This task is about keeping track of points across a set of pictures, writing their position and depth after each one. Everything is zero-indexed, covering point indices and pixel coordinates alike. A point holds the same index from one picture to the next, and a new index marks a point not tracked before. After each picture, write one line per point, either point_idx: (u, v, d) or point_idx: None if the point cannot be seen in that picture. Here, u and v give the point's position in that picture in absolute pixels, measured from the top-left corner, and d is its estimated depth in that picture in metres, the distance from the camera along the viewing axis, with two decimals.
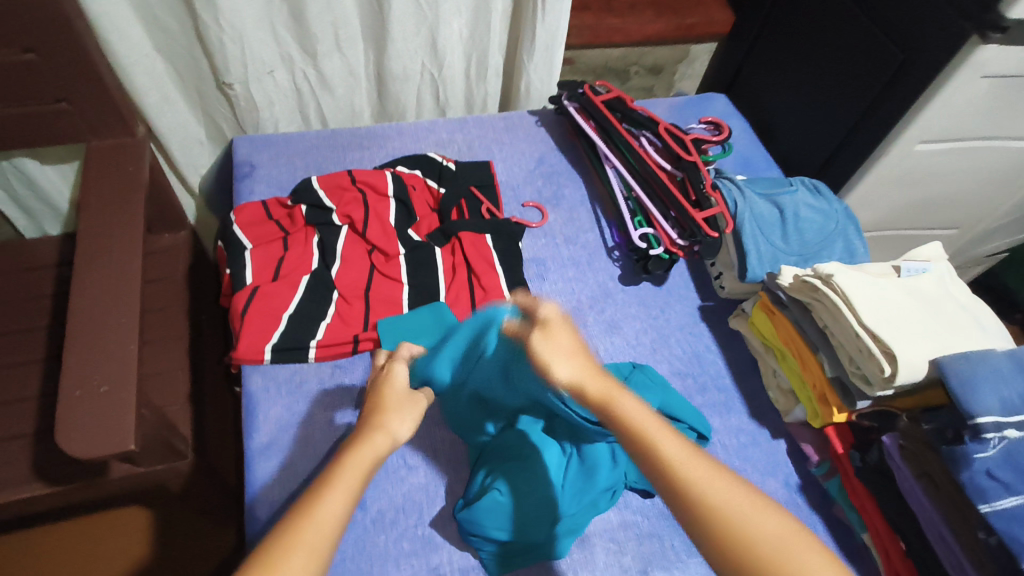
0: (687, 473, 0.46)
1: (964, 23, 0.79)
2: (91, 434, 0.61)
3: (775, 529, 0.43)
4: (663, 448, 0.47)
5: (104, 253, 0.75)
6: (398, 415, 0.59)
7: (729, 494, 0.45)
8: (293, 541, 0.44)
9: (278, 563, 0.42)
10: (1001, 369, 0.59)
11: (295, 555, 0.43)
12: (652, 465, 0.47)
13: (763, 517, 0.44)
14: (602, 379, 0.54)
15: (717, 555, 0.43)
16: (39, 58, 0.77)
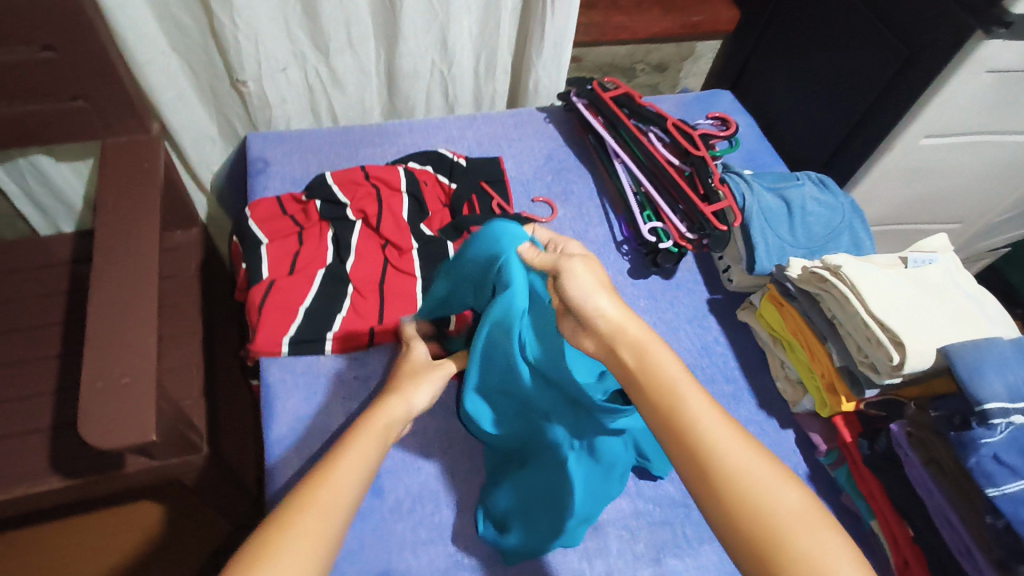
0: (713, 443, 0.47)
1: (968, 19, 0.81)
2: (112, 424, 0.62)
3: (792, 502, 0.45)
4: (696, 415, 0.48)
5: (122, 247, 0.76)
6: (416, 382, 0.66)
7: (751, 464, 0.46)
8: (309, 500, 0.47)
9: (294, 520, 0.46)
10: (1006, 356, 0.60)
11: (307, 518, 0.46)
12: (679, 426, 0.48)
13: (782, 490, 0.45)
14: (639, 340, 0.53)
15: (724, 521, 0.45)
16: (58, 56, 0.78)
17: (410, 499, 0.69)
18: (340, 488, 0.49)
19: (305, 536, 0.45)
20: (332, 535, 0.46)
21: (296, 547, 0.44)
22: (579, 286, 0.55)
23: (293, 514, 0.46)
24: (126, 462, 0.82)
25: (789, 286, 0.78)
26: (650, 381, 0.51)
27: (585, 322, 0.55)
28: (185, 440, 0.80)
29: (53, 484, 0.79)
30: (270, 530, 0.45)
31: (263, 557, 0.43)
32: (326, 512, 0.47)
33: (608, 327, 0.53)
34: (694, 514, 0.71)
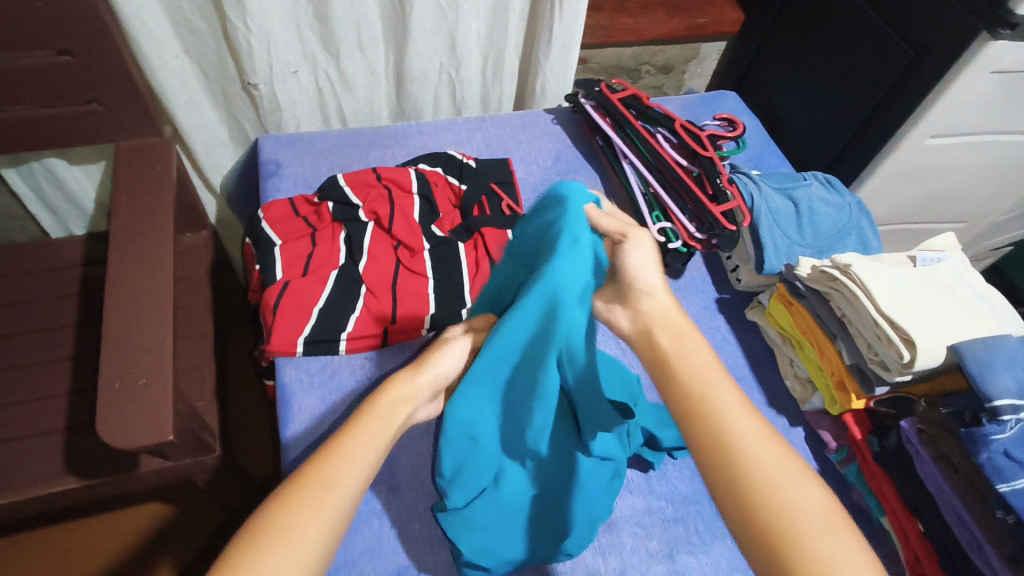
0: (736, 427, 0.46)
1: (974, 20, 0.81)
2: (131, 424, 0.63)
3: (814, 502, 0.42)
4: (720, 397, 0.48)
5: (137, 250, 0.77)
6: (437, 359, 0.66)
7: (774, 459, 0.44)
8: (312, 477, 0.46)
9: (297, 495, 0.45)
10: (1017, 354, 0.61)
11: (312, 490, 0.45)
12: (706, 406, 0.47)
13: (804, 488, 0.43)
14: (669, 324, 0.55)
15: (737, 503, 0.43)
16: (74, 60, 0.79)
17: (426, 497, 0.70)
18: (349, 465, 0.48)
19: (307, 509, 0.44)
20: (338, 510, 0.45)
21: (306, 520, 0.43)
22: (636, 257, 0.60)
23: (298, 487, 0.45)
24: (141, 462, 0.83)
25: (799, 284, 0.79)
26: (678, 366, 0.51)
27: (630, 294, 0.59)
28: (200, 440, 0.81)
29: (69, 484, 0.79)
30: (274, 503, 0.44)
31: (268, 527, 0.42)
32: (331, 486, 0.46)
33: (654, 308, 0.56)
34: (706, 510, 0.72)
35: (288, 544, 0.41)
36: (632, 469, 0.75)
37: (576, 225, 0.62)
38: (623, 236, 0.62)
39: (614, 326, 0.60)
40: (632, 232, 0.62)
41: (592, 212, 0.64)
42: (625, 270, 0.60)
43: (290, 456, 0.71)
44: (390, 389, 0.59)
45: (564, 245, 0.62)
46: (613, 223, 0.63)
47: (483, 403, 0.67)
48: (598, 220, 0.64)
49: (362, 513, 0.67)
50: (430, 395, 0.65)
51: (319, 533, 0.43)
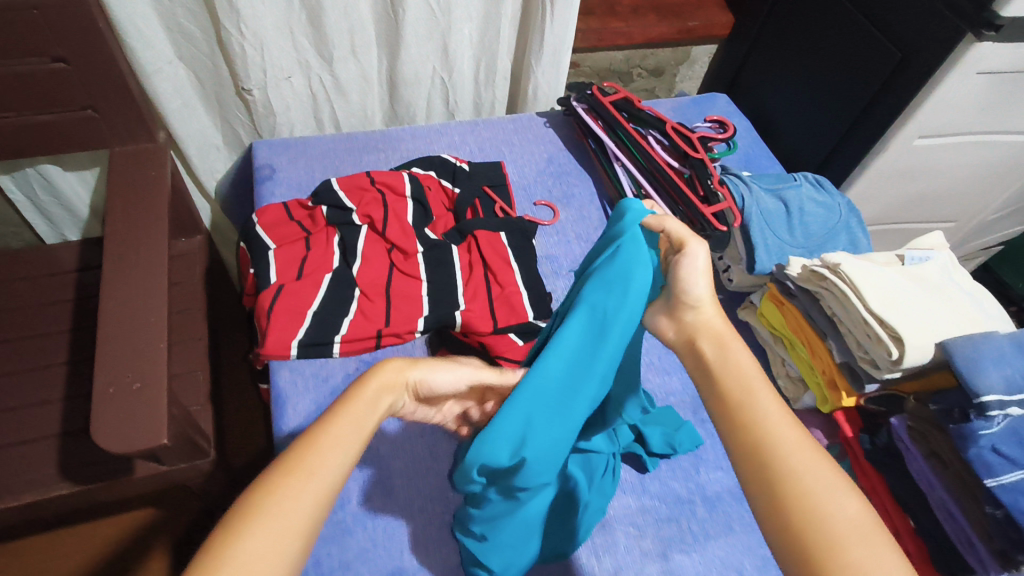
0: (775, 434, 0.46)
1: (959, 22, 0.82)
2: (125, 429, 0.63)
3: (854, 518, 0.42)
4: (760, 403, 0.48)
5: (132, 255, 0.77)
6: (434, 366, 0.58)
7: (814, 473, 0.44)
8: (294, 465, 0.45)
9: (277, 485, 0.44)
10: (1004, 351, 0.62)
11: (292, 480, 0.44)
12: (744, 415, 0.48)
13: (842, 502, 0.42)
14: (712, 330, 0.55)
15: (772, 511, 0.43)
16: (69, 67, 0.80)
17: (423, 499, 0.70)
18: (333, 451, 0.47)
19: (287, 501, 0.43)
20: (317, 499, 0.44)
21: (285, 509, 0.43)
22: (689, 270, 0.57)
23: (280, 475, 0.44)
24: (135, 467, 0.83)
25: (790, 284, 0.79)
26: (721, 376, 0.51)
27: (677, 304, 0.57)
28: (194, 445, 0.81)
29: (65, 490, 0.79)
30: (255, 491, 0.44)
31: (248, 516, 0.42)
32: (311, 473, 0.45)
33: (699, 322, 0.56)
34: (699, 511, 0.73)
35: (267, 533, 0.41)
36: (626, 469, 0.75)
37: (636, 241, 0.59)
38: (682, 244, 0.58)
39: (658, 335, 0.59)
40: (692, 239, 0.58)
41: (649, 223, 0.60)
42: (676, 278, 0.57)
43: None
44: (378, 372, 0.54)
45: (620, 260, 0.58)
46: (675, 227, 0.59)
47: (554, 445, 0.58)
48: (658, 228, 0.60)
49: (358, 515, 0.67)
50: (414, 394, 0.58)
51: (297, 526, 0.42)
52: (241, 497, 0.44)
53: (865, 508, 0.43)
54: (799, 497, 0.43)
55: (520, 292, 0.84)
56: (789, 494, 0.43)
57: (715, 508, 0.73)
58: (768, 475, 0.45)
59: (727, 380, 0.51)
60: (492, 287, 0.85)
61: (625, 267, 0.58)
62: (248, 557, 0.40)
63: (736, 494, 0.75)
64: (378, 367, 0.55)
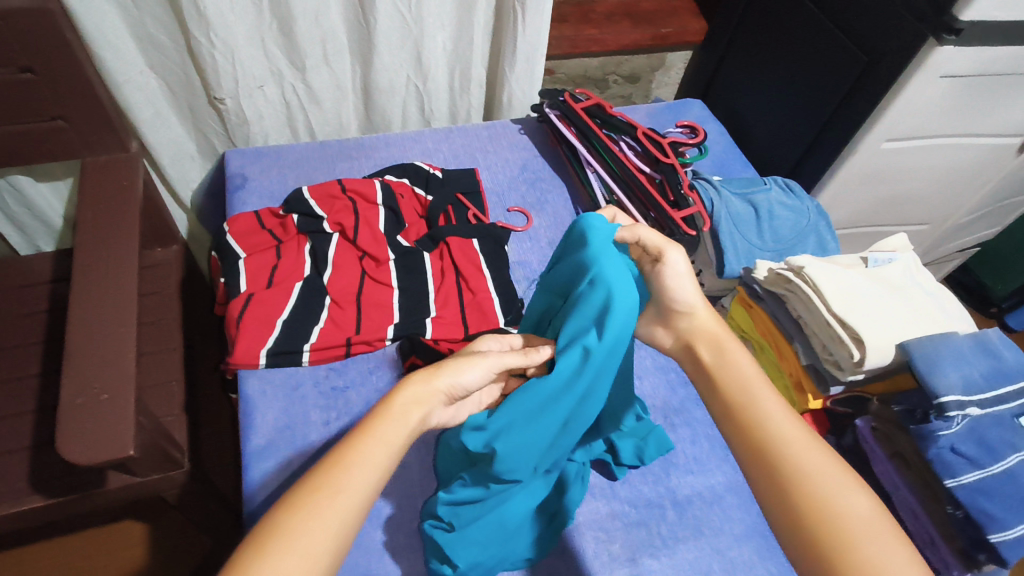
0: (780, 432, 0.47)
1: (920, 26, 0.83)
2: (90, 440, 0.62)
3: (866, 515, 0.42)
4: (761, 404, 0.49)
5: (101, 264, 0.77)
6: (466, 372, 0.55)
7: (826, 472, 0.45)
8: (324, 481, 0.44)
9: (304, 501, 0.43)
10: (960, 351, 0.64)
11: (321, 496, 0.44)
12: (747, 416, 0.49)
13: (854, 499, 0.43)
14: (706, 337, 0.56)
15: (785, 515, 0.44)
16: (38, 77, 0.79)
17: (392, 506, 0.70)
18: (362, 468, 0.46)
19: (316, 518, 0.43)
20: (345, 520, 0.43)
21: (314, 529, 0.42)
22: (672, 278, 0.58)
23: (307, 492, 0.44)
24: (106, 479, 0.82)
25: (757, 287, 0.80)
26: (721, 378, 0.52)
27: (669, 313, 0.59)
28: (166, 456, 0.80)
29: (35, 504, 0.78)
30: (284, 507, 0.43)
31: (274, 535, 0.41)
32: (339, 491, 0.44)
33: (694, 326, 0.57)
34: (669, 515, 0.73)
35: (292, 552, 0.41)
36: (595, 475, 0.75)
37: (611, 256, 0.58)
38: (658, 251, 0.59)
39: (655, 344, 0.61)
40: (668, 246, 0.59)
41: (622, 235, 0.61)
42: (662, 286, 0.59)
43: (249, 471, 0.70)
44: (403, 389, 0.52)
45: (597, 278, 0.57)
46: (651, 238, 0.60)
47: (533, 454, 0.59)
48: (634, 240, 0.60)
49: None
50: (448, 401, 0.56)
51: (321, 545, 0.42)
52: (270, 513, 0.43)
53: (876, 504, 0.43)
54: (810, 495, 0.43)
55: (491, 298, 0.85)
56: (800, 492, 0.44)
57: (685, 512, 0.73)
58: (779, 474, 0.45)
59: (725, 384, 0.52)
60: (463, 293, 0.85)
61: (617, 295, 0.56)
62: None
63: (707, 498, 0.75)
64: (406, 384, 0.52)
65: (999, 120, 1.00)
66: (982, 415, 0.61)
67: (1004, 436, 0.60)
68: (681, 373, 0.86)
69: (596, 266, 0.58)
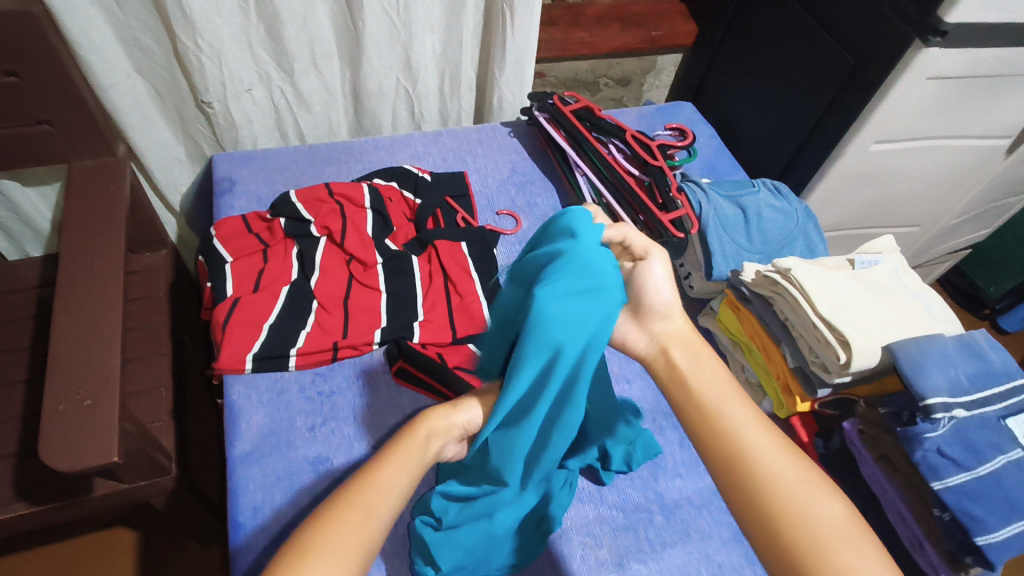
0: (750, 443, 0.47)
1: (906, 28, 0.84)
2: (73, 447, 0.61)
3: (836, 518, 0.43)
4: (729, 414, 0.49)
5: (86, 269, 0.76)
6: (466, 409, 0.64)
7: (797, 480, 0.45)
8: (353, 500, 0.47)
9: (338, 517, 0.45)
10: (946, 353, 0.64)
11: (355, 512, 0.46)
12: (717, 429, 0.49)
13: (826, 505, 0.44)
14: (685, 344, 0.55)
15: (764, 531, 0.44)
16: (22, 81, 0.79)
17: None
18: (385, 488, 0.49)
19: (350, 530, 0.45)
20: (374, 533, 0.46)
21: (348, 539, 0.44)
22: (654, 278, 0.57)
23: (340, 508, 0.46)
24: (94, 486, 0.81)
25: (745, 290, 0.79)
26: (695, 386, 0.52)
27: (644, 313, 0.57)
28: (153, 462, 0.79)
29: (19, 511, 0.77)
30: (317, 520, 0.45)
31: (313, 544, 0.43)
32: (370, 510, 0.47)
33: (669, 330, 0.56)
34: (657, 519, 0.72)
35: (331, 557, 0.42)
36: (582, 479, 0.75)
37: (594, 261, 0.54)
38: (642, 253, 0.59)
39: (621, 342, 0.59)
40: (653, 249, 0.58)
41: (609, 236, 0.58)
42: (640, 287, 0.57)
43: (235, 476, 0.70)
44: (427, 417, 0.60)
45: (573, 281, 0.54)
46: (638, 239, 0.59)
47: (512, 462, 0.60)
48: (619, 239, 0.58)
49: None
50: (459, 437, 0.64)
51: (356, 551, 0.44)
52: (302, 529, 0.45)
53: (846, 508, 0.44)
54: (783, 502, 0.44)
55: (479, 301, 0.84)
56: (774, 506, 0.44)
57: (673, 516, 0.73)
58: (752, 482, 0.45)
59: (692, 397, 0.52)
60: (452, 297, 0.85)
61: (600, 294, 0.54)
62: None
63: (695, 502, 0.74)
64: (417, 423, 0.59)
65: (989, 122, 1.00)
66: (968, 417, 0.61)
67: (989, 438, 0.60)
68: None
69: (573, 267, 0.55)
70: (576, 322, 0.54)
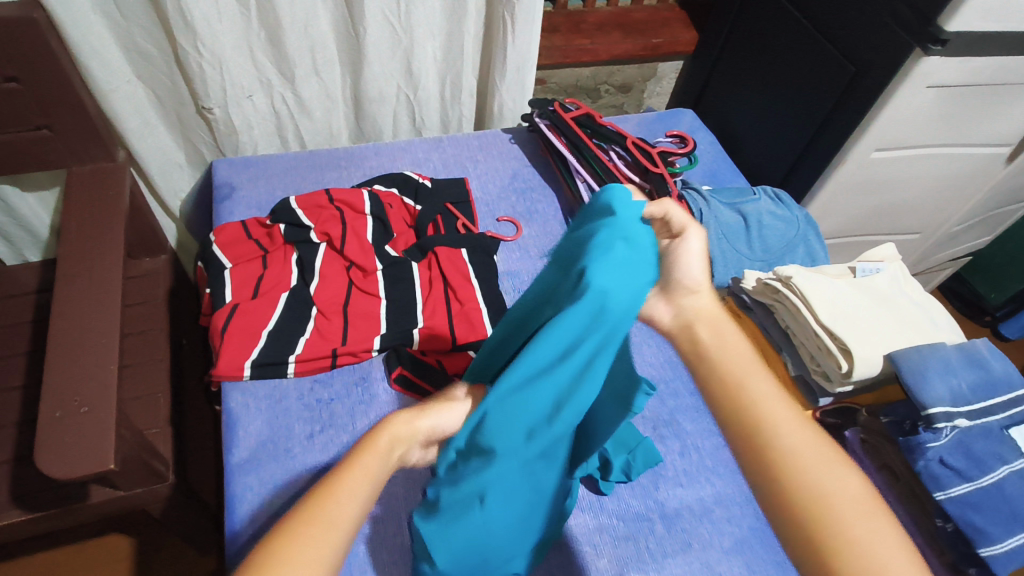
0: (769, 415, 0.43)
1: (906, 37, 0.84)
2: (69, 454, 0.60)
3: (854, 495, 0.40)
4: (749, 384, 0.45)
5: (85, 275, 0.76)
6: (437, 413, 0.56)
7: (816, 454, 0.41)
8: (316, 512, 0.43)
9: (300, 533, 0.41)
10: (949, 361, 0.64)
11: (316, 527, 0.42)
12: (735, 396, 0.45)
13: (846, 482, 0.40)
14: (712, 321, 0.49)
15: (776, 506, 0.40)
16: (23, 86, 0.79)
17: (377, 519, 0.69)
18: (351, 496, 0.45)
19: (311, 548, 0.40)
20: (337, 553, 0.42)
21: (308, 558, 0.40)
22: (689, 251, 0.52)
23: (300, 524, 0.42)
24: (89, 493, 0.80)
25: (745, 297, 0.80)
26: (714, 357, 0.47)
27: (671, 289, 0.52)
28: (150, 469, 0.79)
29: (15, 518, 0.77)
30: (274, 538, 0.41)
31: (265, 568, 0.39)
32: (332, 523, 0.42)
33: (697, 306, 0.51)
34: (657, 528, 0.72)
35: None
36: (582, 488, 0.74)
37: (637, 235, 0.51)
38: (681, 228, 0.53)
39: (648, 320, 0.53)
40: (691, 226, 0.53)
41: (649, 210, 0.54)
42: (671, 261, 0.52)
43: (233, 485, 0.69)
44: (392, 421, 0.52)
45: (619, 252, 0.50)
46: (678, 215, 0.54)
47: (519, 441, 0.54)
48: (660, 215, 0.54)
49: None
50: (425, 444, 0.55)
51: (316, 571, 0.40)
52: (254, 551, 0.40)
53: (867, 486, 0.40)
54: (802, 479, 0.40)
55: (479, 308, 0.84)
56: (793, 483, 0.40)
57: (674, 525, 0.72)
58: (769, 461, 0.41)
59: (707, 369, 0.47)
60: (452, 304, 0.84)
61: (642, 267, 0.50)
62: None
63: (696, 511, 0.74)
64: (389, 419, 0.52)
65: (989, 130, 1.00)
66: (971, 426, 0.61)
67: (991, 448, 0.60)
68: (671, 384, 0.85)
69: (620, 237, 0.51)
70: (615, 291, 0.49)
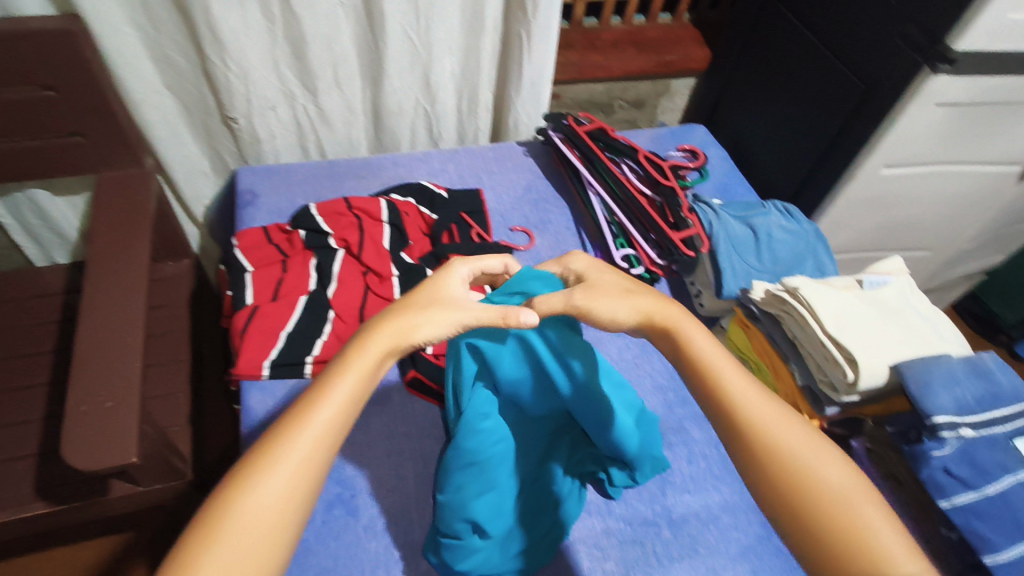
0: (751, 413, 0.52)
1: (916, 56, 0.86)
2: (94, 446, 0.63)
3: (843, 481, 0.48)
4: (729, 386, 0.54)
5: (112, 275, 0.78)
6: (422, 321, 0.58)
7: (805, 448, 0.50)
8: (280, 452, 0.47)
9: (260, 475, 0.46)
10: (955, 373, 0.65)
11: (275, 467, 0.46)
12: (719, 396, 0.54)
13: (833, 471, 0.49)
14: (666, 310, 0.62)
15: (789, 499, 0.48)
16: (58, 95, 0.83)
17: (388, 518, 0.70)
18: (320, 438, 0.49)
19: (270, 491, 0.45)
20: (307, 492, 0.47)
21: (264, 497, 0.45)
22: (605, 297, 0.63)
23: (262, 467, 0.46)
24: (110, 488, 0.83)
25: (754, 307, 0.81)
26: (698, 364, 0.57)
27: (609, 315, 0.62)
28: (170, 465, 0.81)
29: (39, 509, 0.79)
30: (235, 481, 0.45)
31: (229, 508, 0.44)
32: (290, 463, 0.47)
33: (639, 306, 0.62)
34: (664, 533, 0.73)
35: (243, 523, 0.43)
36: (592, 492, 0.75)
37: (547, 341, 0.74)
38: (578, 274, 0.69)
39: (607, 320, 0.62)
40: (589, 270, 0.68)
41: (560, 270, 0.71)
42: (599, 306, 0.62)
43: None
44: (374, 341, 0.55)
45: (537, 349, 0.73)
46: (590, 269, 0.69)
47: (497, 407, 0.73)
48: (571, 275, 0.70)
49: (321, 532, 0.67)
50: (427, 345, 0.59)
51: (275, 519, 0.44)
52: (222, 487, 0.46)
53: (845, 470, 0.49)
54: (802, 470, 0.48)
55: None
56: (794, 474, 0.48)
57: (680, 531, 0.73)
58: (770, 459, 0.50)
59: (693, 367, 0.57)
60: None
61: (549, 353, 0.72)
62: (226, 561, 0.42)
63: (703, 517, 0.75)
64: (373, 339, 0.55)
65: (1000, 149, 1.01)
66: (974, 436, 0.63)
67: (997, 458, 0.61)
68: (680, 392, 0.86)
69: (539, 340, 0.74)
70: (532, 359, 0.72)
